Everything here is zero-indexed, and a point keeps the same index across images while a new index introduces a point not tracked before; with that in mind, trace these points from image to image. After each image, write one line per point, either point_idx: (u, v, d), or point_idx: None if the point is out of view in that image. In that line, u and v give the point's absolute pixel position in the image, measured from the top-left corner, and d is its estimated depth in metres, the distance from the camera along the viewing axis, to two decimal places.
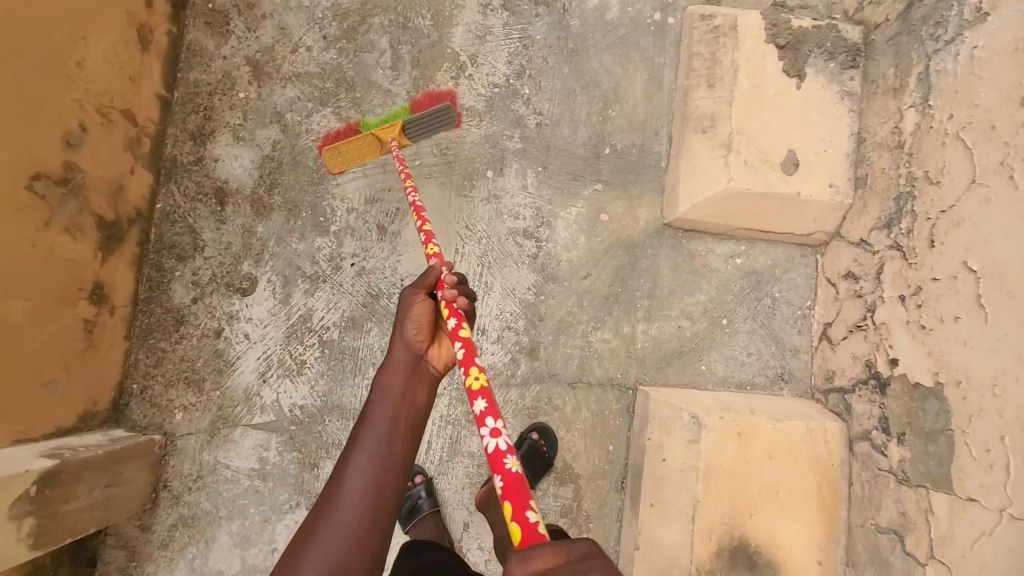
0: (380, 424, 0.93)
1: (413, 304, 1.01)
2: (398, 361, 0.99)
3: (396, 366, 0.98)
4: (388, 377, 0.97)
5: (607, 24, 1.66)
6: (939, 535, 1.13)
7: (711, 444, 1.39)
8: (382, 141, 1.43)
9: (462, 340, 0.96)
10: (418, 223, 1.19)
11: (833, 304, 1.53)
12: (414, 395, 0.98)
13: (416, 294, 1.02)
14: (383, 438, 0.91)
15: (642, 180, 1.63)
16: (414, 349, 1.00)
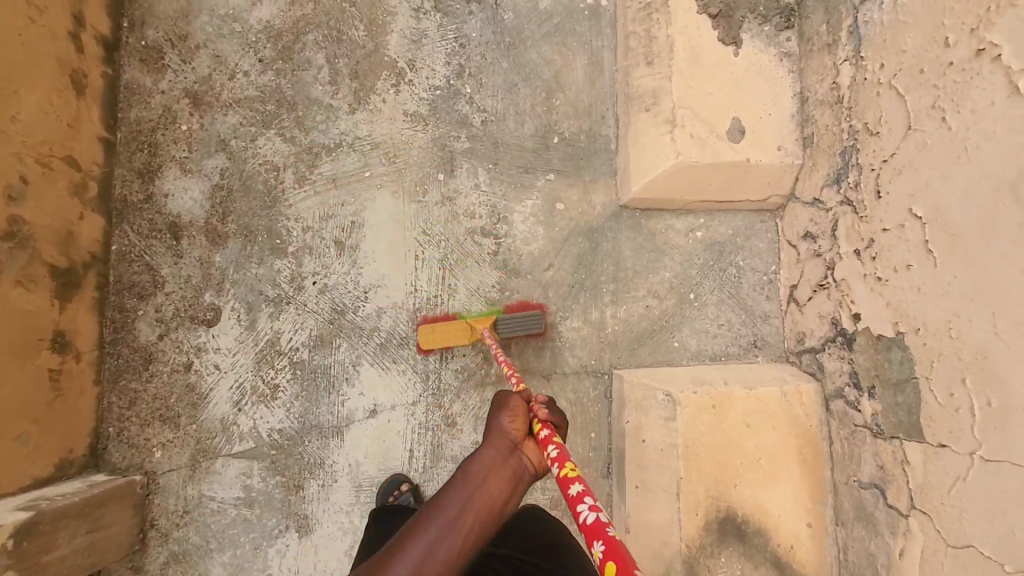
0: (454, 508, 0.81)
1: (505, 403, 0.97)
2: (489, 448, 0.90)
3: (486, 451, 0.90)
4: (473, 465, 0.87)
5: (541, 14, 1.66)
6: (917, 485, 1.12)
7: (688, 419, 1.39)
8: (474, 330, 1.46)
9: (555, 442, 0.88)
10: (508, 372, 1.19)
11: (796, 266, 1.53)
12: (495, 485, 0.86)
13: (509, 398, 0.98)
14: (451, 525, 0.79)
15: (593, 165, 1.63)
16: (506, 445, 0.91)
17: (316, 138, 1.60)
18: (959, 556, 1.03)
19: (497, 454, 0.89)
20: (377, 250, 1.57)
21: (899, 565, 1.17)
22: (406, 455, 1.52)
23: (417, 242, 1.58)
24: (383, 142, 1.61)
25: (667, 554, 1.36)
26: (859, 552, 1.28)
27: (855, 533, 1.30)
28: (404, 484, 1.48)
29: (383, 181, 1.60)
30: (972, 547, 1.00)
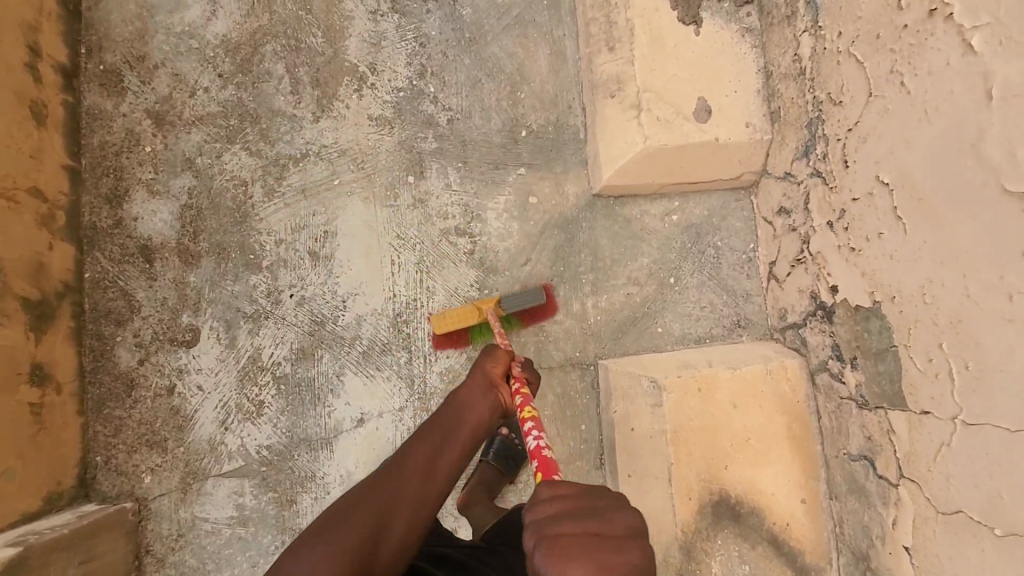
0: (449, 424, 1.05)
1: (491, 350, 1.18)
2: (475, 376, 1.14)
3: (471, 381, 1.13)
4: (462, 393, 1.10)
5: (499, 7, 1.65)
6: (904, 453, 1.12)
7: (674, 404, 1.39)
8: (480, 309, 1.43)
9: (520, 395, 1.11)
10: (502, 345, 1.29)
11: (773, 243, 1.52)
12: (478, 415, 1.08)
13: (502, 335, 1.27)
14: (444, 438, 1.03)
15: (564, 155, 1.62)
16: (490, 377, 1.13)
17: (282, 149, 1.59)
18: (949, 522, 1.02)
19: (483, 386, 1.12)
20: (353, 258, 1.56)
21: (893, 535, 1.16)
22: None
23: (392, 246, 1.57)
24: (349, 148, 1.59)
25: (663, 541, 1.35)
26: (854, 524, 1.27)
27: (849, 506, 1.29)
28: None
29: (353, 188, 1.58)
30: (962, 512, 1.00)
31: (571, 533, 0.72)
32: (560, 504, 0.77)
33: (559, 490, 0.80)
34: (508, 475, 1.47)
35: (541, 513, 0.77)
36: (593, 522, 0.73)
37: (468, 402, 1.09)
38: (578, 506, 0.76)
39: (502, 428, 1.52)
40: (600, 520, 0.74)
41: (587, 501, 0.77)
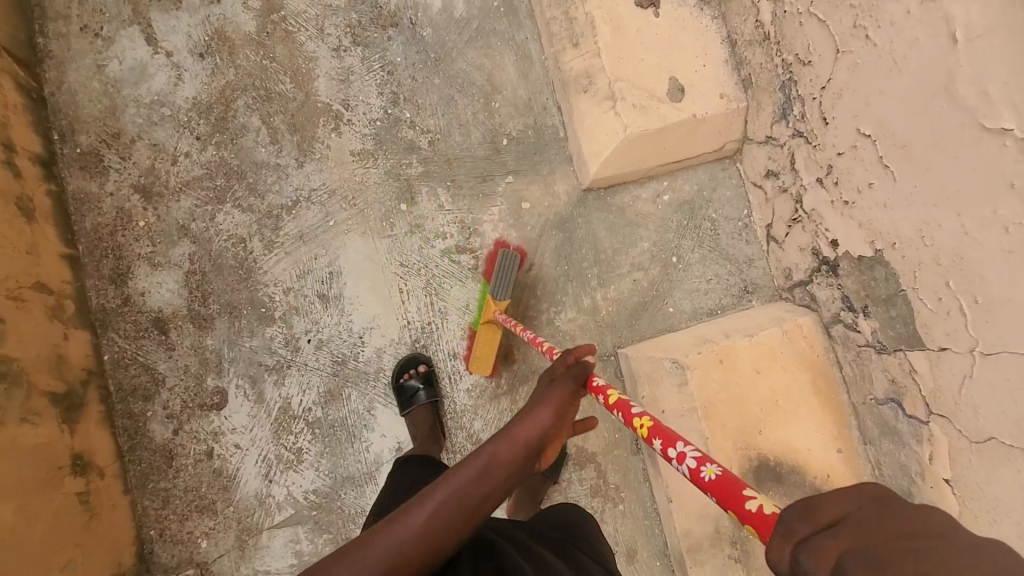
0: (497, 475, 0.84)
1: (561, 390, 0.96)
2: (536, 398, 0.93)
3: (530, 405, 0.91)
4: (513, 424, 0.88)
5: (459, 22, 1.66)
6: (930, 390, 1.15)
7: (700, 380, 1.42)
8: (491, 321, 1.47)
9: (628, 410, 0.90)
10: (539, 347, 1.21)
11: (767, 206, 1.55)
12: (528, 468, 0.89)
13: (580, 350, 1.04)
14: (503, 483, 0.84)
15: (548, 157, 1.63)
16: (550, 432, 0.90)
17: (273, 199, 1.60)
18: (983, 449, 1.06)
19: (539, 410, 0.90)
20: (362, 294, 1.58)
21: (932, 469, 1.20)
22: None
23: (398, 275, 1.59)
24: (338, 187, 1.61)
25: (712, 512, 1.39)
26: (893, 465, 1.31)
27: (885, 448, 1.33)
28: (421, 364, 1.53)
29: (349, 225, 1.60)
30: (993, 440, 1.03)
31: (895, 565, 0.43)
32: (839, 534, 0.49)
33: (831, 516, 0.51)
34: (551, 475, 1.50)
35: (811, 564, 0.49)
36: (925, 552, 0.43)
37: (523, 436, 0.87)
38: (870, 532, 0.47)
39: None
40: (934, 544, 0.44)
41: (876, 523, 0.48)
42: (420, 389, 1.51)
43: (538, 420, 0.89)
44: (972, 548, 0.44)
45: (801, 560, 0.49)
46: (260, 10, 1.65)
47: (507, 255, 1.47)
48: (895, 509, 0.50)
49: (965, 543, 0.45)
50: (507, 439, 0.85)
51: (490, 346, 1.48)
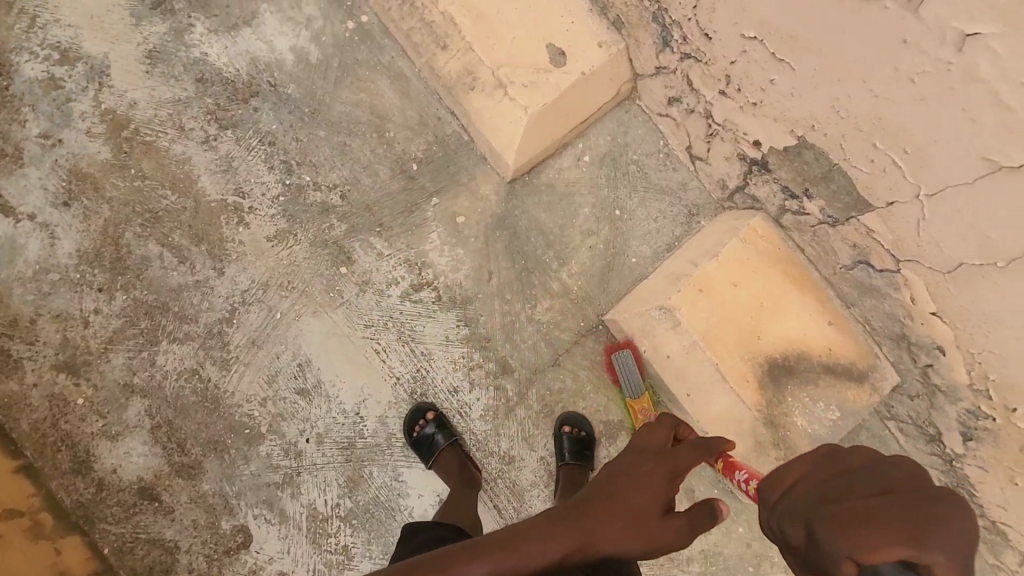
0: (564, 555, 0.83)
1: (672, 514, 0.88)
2: (639, 511, 0.87)
3: (629, 520, 0.86)
4: (598, 528, 0.85)
5: (318, 67, 1.59)
6: (892, 242, 1.22)
7: (689, 315, 1.45)
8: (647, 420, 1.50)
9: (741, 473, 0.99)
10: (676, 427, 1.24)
11: (680, 129, 1.56)
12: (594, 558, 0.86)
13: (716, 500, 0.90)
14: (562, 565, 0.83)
15: (460, 164, 1.59)
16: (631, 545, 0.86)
17: (208, 317, 1.49)
18: (957, 276, 1.13)
19: (630, 534, 0.85)
20: (340, 371, 1.50)
21: (918, 309, 1.27)
22: (494, 513, 1.52)
23: (367, 338, 1.52)
24: (269, 278, 1.51)
25: (748, 429, 1.43)
26: (881, 317, 1.38)
27: (868, 305, 1.39)
28: (429, 413, 1.48)
29: (297, 310, 1.51)
30: (964, 264, 1.10)
31: (826, 509, 0.68)
32: (795, 491, 0.74)
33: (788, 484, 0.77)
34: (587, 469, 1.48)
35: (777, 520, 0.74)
36: (844, 487, 0.70)
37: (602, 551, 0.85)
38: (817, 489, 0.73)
39: (563, 426, 1.51)
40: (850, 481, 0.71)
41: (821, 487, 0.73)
42: (436, 435, 1.46)
43: (625, 541, 0.85)
44: (875, 472, 0.71)
45: (774, 521, 0.75)
46: (107, 133, 1.54)
47: (622, 358, 1.51)
48: (832, 462, 0.76)
49: (871, 470, 0.72)
50: (586, 548, 0.84)
51: None
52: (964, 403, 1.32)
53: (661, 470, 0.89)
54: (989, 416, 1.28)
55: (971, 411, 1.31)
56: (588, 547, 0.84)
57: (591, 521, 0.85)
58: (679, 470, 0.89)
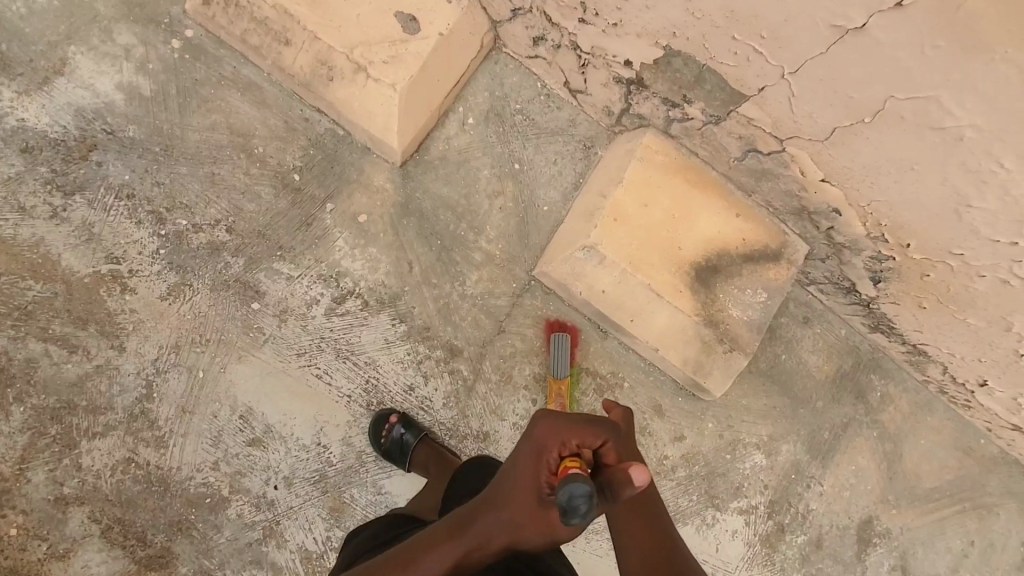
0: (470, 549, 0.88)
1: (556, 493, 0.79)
2: (518, 497, 0.83)
3: (510, 509, 0.84)
4: (488, 520, 0.87)
5: (155, 99, 1.43)
6: (771, 125, 1.27)
7: (612, 247, 1.45)
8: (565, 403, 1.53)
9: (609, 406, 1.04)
10: None
11: (553, 67, 1.53)
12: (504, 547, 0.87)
13: (623, 476, 0.76)
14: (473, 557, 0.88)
15: (343, 161, 1.49)
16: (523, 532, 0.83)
17: (124, 401, 1.36)
18: (834, 141, 1.21)
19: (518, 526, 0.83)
20: (287, 408, 1.43)
21: (809, 180, 1.35)
22: None
23: (304, 366, 1.44)
24: (178, 338, 1.39)
25: (692, 335, 1.50)
26: (780, 197, 1.45)
27: (767, 189, 1.46)
28: (392, 416, 1.44)
29: (220, 361, 1.40)
30: (837, 128, 1.17)
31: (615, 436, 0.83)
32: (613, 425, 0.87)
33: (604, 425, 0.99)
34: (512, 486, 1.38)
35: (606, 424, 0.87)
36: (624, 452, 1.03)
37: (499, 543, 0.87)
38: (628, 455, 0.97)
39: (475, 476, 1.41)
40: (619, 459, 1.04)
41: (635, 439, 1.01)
42: (405, 435, 1.42)
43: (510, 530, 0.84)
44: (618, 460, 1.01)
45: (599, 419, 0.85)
46: None
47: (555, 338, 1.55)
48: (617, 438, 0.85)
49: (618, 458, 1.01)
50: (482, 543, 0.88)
51: None
52: (868, 252, 1.43)
53: (533, 448, 0.82)
54: (890, 257, 1.41)
55: (875, 258, 1.44)
56: (486, 540, 0.87)
57: (479, 514, 0.88)
58: (554, 443, 0.80)
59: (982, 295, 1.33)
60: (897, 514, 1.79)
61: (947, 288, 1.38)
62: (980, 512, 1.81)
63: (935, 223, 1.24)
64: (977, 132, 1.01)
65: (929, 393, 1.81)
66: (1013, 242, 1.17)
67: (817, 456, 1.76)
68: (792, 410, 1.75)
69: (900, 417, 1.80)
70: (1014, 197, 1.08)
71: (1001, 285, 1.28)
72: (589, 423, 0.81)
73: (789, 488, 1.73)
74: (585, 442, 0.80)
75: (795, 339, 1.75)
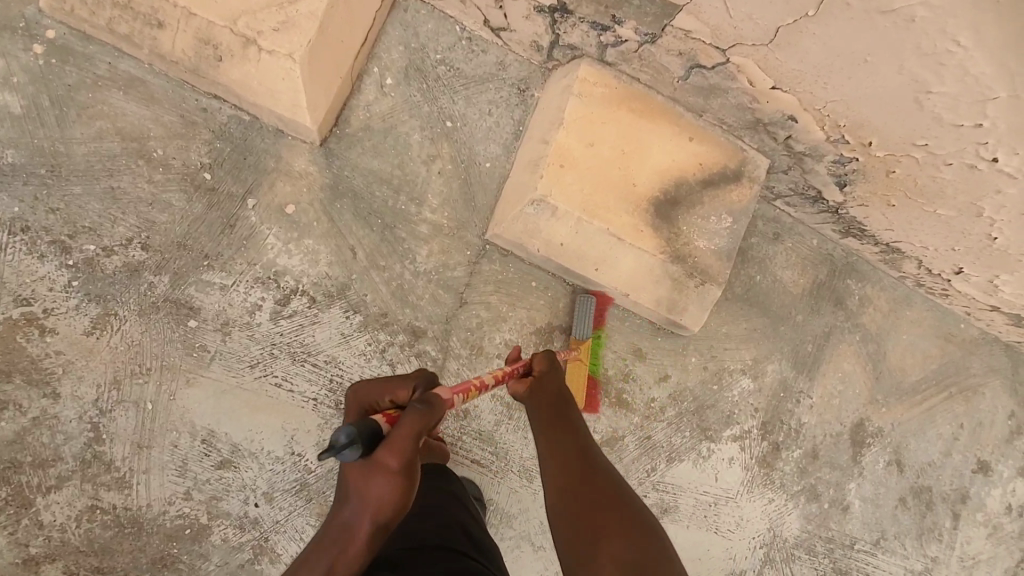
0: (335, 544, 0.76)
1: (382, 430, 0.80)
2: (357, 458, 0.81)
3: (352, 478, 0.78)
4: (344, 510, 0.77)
5: (27, 114, 1.26)
6: (711, 36, 1.16)
7: (563, 195, 1.34)
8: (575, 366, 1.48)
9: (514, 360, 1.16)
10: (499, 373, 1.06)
11: (468, 7, 1.38)
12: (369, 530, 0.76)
13: (433, 398, 0.84)
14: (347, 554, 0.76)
15: (256, 149, 1.35)
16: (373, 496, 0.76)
17: (73, 448, 1.27)
18: (779, 42, 1.10)
19: (361, 493, 0.76)
20: (251, 424, 1.34)
21: (760, 90, 1.25)
22: (474, 466, 1.51)
23: (259, 377, 1.35)
24: (115, 373, 1.29)
25: (660, 273, 1.42)
26: (731, 112, 1.35)
27: (716, 105, 1.35)
28: None
29: (168, 389, 1.31)
30: (780, 28, 1.07)
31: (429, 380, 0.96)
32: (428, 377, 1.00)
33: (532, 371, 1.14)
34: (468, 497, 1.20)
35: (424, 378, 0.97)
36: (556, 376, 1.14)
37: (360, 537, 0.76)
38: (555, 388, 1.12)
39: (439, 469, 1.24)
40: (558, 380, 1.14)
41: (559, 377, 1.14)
42: None
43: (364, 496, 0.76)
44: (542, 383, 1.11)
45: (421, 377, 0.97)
46: None
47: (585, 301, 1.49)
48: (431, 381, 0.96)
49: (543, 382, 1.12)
50: (344, 526, 0.76)
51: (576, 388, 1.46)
52: (830, 157, 1.35)
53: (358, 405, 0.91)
54: (853, 159, 1.33)
55: (837, 161, 1.36)
56: (347, 526, 0.76)
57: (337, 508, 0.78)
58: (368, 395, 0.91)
59: (950, 183, 1.27)
60: (887, 411, 1.79)
61: (914, 181, 1.32)
62: (965, 395, 1.83)
63: (896, 115, 1.15)
64: (929, 9, 0.93)
65: (906, 287, 1.79)
66: (977, 124, 1.09)
67: (803, 369, 1.74)
68: (772, 330, 1.71)
69: (880, 316, 1.78)
70: (974, 76, 1.00)
71: (968, 170, 1.21)
72: (396, 375, 0.95)
73: (779, 406, 1.72)
74: (398, 393, 0.91)
75: (767, 256, 1.69)
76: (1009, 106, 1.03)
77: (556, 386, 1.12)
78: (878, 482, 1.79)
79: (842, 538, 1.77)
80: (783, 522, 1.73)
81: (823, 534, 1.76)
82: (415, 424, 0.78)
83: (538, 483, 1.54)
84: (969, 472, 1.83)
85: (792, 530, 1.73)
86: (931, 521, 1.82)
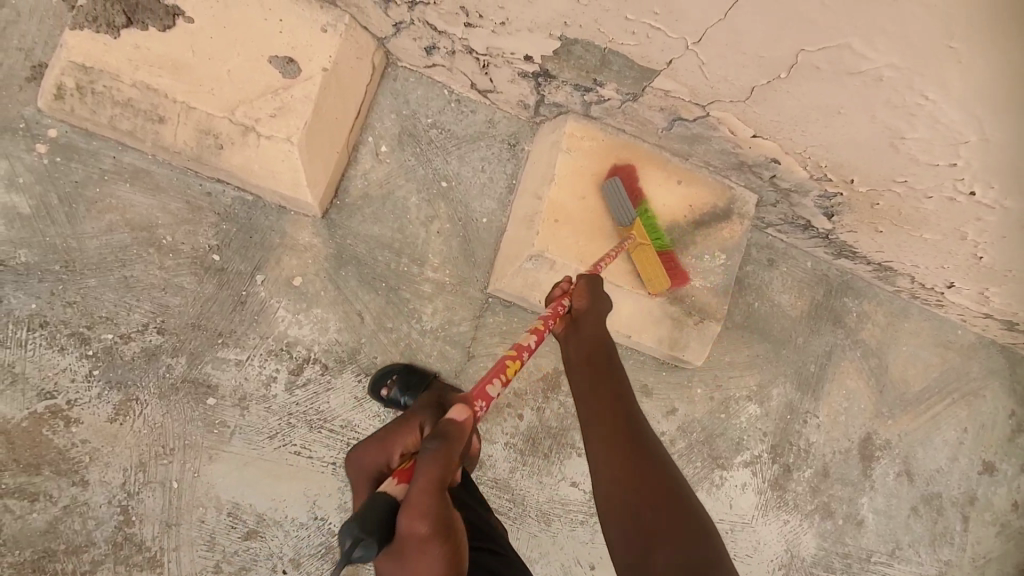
0: None
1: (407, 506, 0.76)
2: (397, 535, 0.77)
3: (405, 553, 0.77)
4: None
5: (38, 214, 1.31)
6: (690, 95, 1.20)
7: (560, 250, 1.38)
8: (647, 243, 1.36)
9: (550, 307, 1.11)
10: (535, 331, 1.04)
11: (454, 73, 1.43)
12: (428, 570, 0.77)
13: (444, 427, 0.82)
14: None
15: (261, 227, 1.39)
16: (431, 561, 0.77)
17: (104, 532, 1.31)
18: (756, 99, 1.14)
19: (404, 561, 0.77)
20: (274, 493, 1.37)
21: (741, 137, 1.29)
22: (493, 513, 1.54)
23: (279, 447, 1.38)
24: (140, 456, 1.33)
25: (659, 313, 1.46)
26: (716, 156, 1.40)
27: (701, 151, 1.40)
28: None
29: (191, 467, 1.34)
30: (756, 88, 1.11)
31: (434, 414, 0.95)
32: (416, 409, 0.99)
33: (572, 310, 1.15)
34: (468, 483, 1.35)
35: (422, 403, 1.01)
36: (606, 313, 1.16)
37: None
38: (602, 384, 1.07)
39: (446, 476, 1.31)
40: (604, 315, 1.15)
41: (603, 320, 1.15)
42: None
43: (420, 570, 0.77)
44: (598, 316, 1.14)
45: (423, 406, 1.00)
46: None
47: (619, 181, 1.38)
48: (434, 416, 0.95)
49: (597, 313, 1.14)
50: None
51: (652, 263, 1.35)
52: (815, 192, 1.39)
53: (379, 463, 0.91)
54: (837, 194, 1.37)
55: (823, 196, 1.40)
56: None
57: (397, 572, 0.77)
58: (383, 453, 0.91)
59: (933, 213, 1.31)
60: (894, 422, 1.83)
61: (899, 211, 1.36)
62: (968, 400, 1.86)
63: (873, 157, 1.19)
64: (895, 71, 0.97)
65: (901, 300, 1.83)
66: (952, 164, 1.13)
67: (808, 391, 1.77)
68: (774, 354, 1.75)
69: (879, 330, 1.81)
70: (944, 123, 1.04)
71: (949, 202, 1.25)
72: (395, 431, 0.93)
73: (787, 429, 1.75)
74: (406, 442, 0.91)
75: (763, 282, 1.73)
76: (980, 148, 1.07)
77: (602, 331, 1.14)
78: (889, 493, 1.82)
79: (858, 552, 1.79)
80: (799, 542, 1.76)
81: (840, 550, 1.78)
82: (431, 470, 0.78)
83: (556, 524, 1.58)
84: (977, 474, 1.86)
85: (809, 549, 1.76)
86: (943, 526, 1.84)
